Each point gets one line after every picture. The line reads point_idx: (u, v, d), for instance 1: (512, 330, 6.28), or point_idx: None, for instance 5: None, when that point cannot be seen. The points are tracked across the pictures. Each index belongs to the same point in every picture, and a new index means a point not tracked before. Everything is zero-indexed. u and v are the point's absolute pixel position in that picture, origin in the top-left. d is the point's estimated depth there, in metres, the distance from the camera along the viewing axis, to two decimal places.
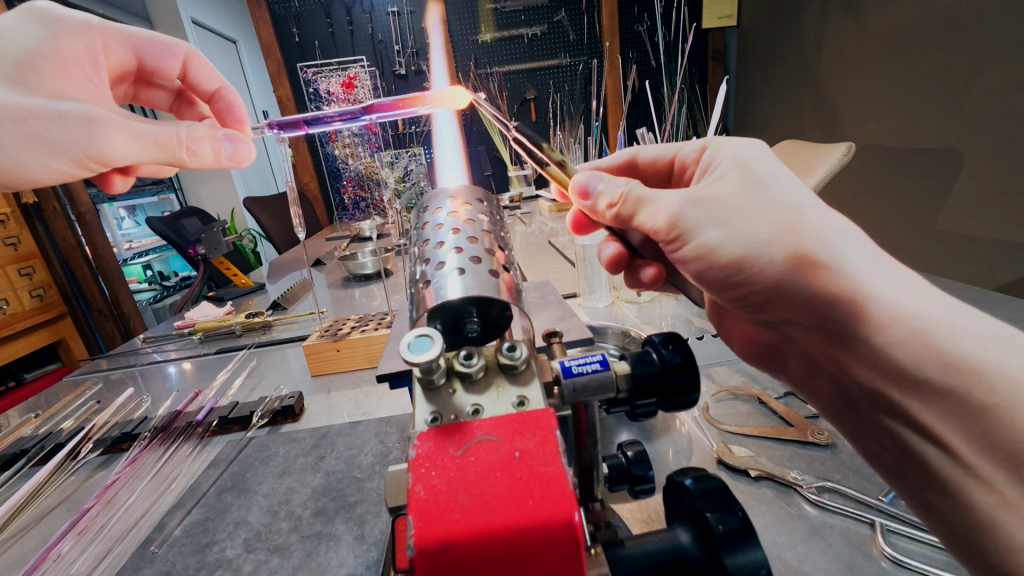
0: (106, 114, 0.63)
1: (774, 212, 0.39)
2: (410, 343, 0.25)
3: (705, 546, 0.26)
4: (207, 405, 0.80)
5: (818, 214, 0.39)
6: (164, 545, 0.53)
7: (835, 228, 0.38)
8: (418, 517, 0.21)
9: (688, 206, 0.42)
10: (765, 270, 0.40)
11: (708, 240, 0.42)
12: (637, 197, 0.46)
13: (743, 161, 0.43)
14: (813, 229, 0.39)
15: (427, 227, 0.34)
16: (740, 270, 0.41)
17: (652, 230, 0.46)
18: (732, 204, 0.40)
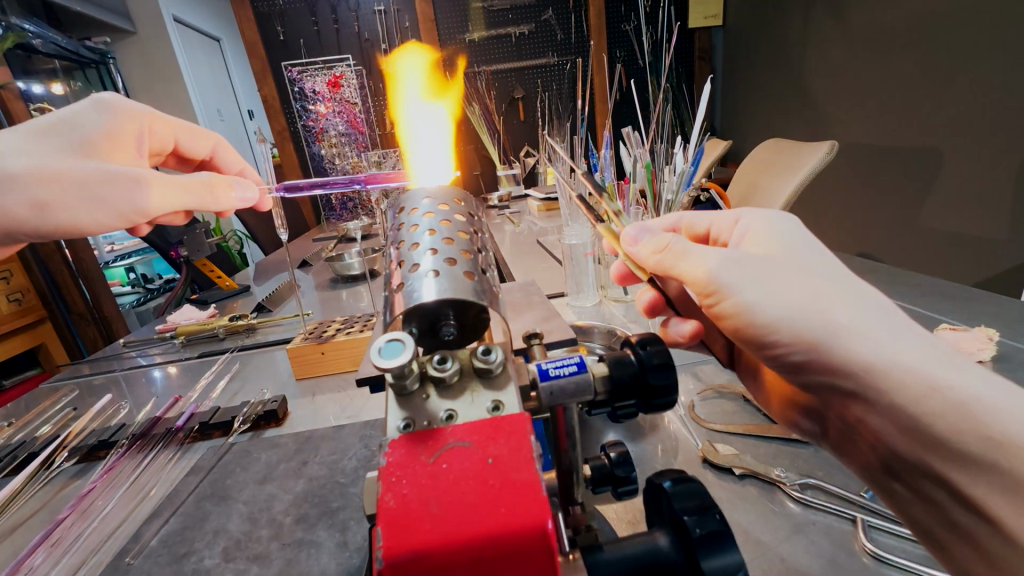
0: (146, 173, 0.68)
1: (818, 283, 0.39)
2: (381, 348, 0.24)
3: (683, 549, 0.26)
4: (187, 410, 0.78)
5: (856, 289, 0.39)
6: (140, 556, 0.51)
7: (874, 304, 0.38)
8: (387, 527, 0.20)
9: (731, 265, 0.41)
10: (800, 337, 0.39)
11: (747, 299, 0.40)
12: (680, 250, 0.45)
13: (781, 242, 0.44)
14: (850, 300, 0.38)
15: (403, 228, 0.33)
16: (774, 333, 0.39)
17: (689, 284, 0.44)
18: (778, 270, 0.40)
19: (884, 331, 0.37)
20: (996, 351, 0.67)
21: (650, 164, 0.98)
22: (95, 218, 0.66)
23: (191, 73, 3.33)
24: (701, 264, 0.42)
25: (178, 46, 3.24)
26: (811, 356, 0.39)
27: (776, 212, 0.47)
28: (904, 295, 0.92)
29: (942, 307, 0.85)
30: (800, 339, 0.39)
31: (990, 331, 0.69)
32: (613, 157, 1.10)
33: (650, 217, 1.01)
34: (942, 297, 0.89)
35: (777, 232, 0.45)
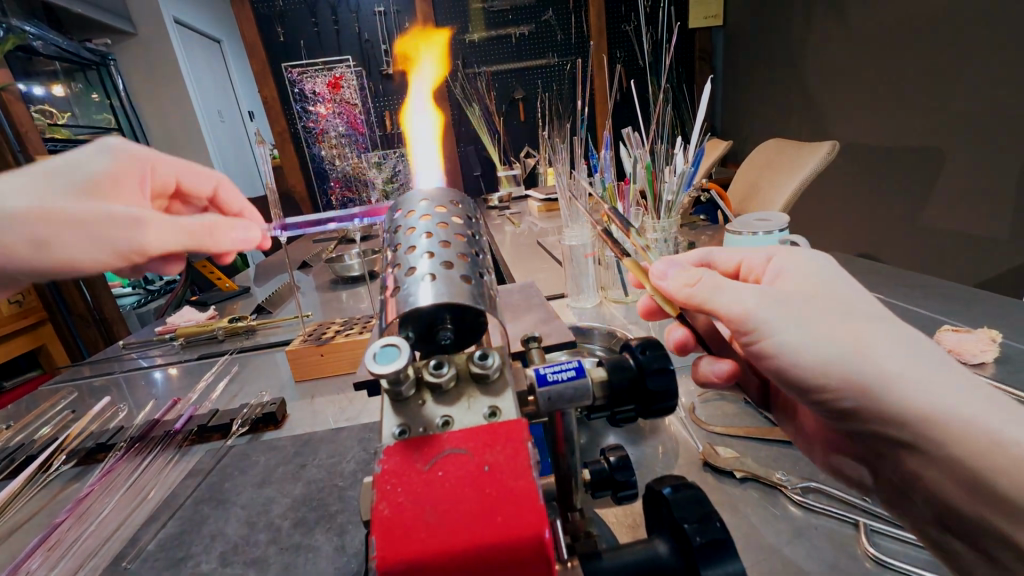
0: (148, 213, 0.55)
1: (864, 324, 0.38)
2: (376, 354, 0.24)
3: (683, 557, 0.25)
4: (186, 413, 0.78)
5: (902, 332, 0.38)
6: (137, 560, 0.51)
7: (921, 347, 0.37)
8: (382, 537, 0.20)
9: (773, 303, 0.39)
10: (848, 384, 0.38)
11: (791, 341, 0.39)
12: (715, 284, 0.41)
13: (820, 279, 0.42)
14: (897, 343, 0.37)
15: (400, 231, 0.33)
16: (822, 376, 0.38)
17: (725, 320, 0.41)
18: (824, 311, 0.39)
19: (934, 376, 0.36)
20: (999, 353, 0.67)
21: (650, 164, 0.97)
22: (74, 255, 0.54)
23: (191, 74, 3.33)
24: (739, 301, 0.40)
25: (178, 48, 3.24)
26: (863, 404, 0.38)
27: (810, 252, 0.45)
28: (906, 296, 0.92)
29: (944, 307, 0.85)
30: (850, 385, 0.37)
31: (993, 333, 0.68)
32: (613, 158, 1.10)
33: (650, 218, 1.01)
34: (943, 298, 0.89)
35: (813, 270, 0.43)
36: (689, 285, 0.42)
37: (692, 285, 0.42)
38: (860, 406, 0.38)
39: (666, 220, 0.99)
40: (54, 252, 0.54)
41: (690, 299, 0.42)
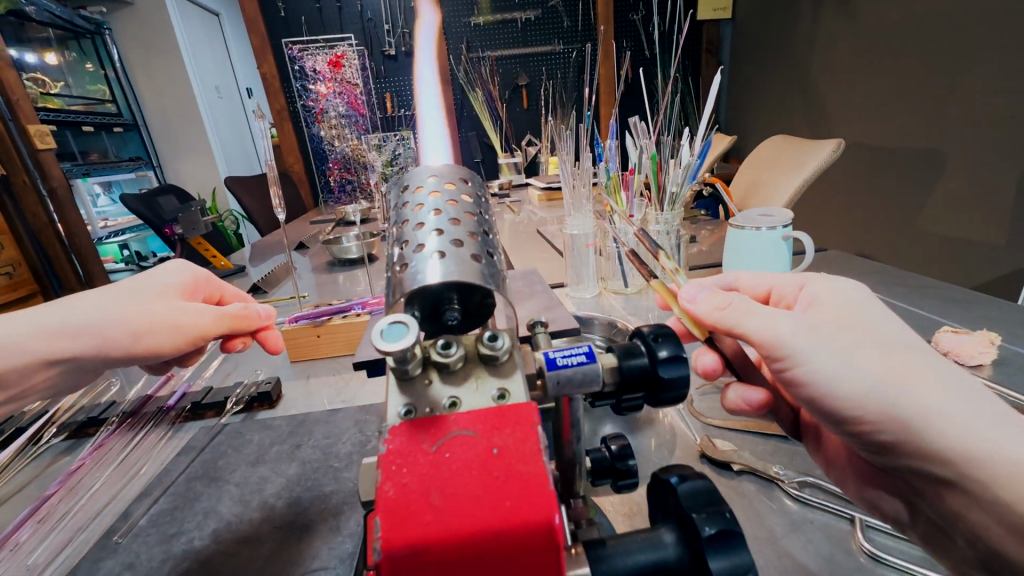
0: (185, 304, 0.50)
1: (904, 360, 0.36)
2: (383, 331, 0.23)
3: (690, 549, 0.25)
4: (180, 390, 0.77)
5: (938, 363, 0.37)
6: (128, 535, 0.51)
7: (958, 379, 0.36)
8: (385, 519, 0.19)
9: (805, 332, 0.38)
10: (888, 419, 0.36)
11: (825, 372, 0.38)
12: (745, 308, 0.40)
13: (857, 305, 0.40)
14: (934, 376, 0.36)
15: (407, 208, 0.32)
16: (859, 409, 0.37)
17: (757, 346, 0.40)
18: (861, 343, 0.37)
19: (975, 412, 0.35)
20: (997, 355, 0.67)
21: (655, 155, 0.96)
22: (107, 331, 0.46)
23: (189, 47, 3.26)
24: (771, 327, 0.39)
25: (175, 20, 3.17)
26: (901, 438, 0.37)
27: (840, 278, 0.43)
28: (905, 297, 0.91)
29: (943, 309, 0.85)
30: (886, 418, 0.36)
31: (992, 335, 0.68)
32: (618, 147, 1.08)
33: (653, 209, 0.99)
34: (942, 300, 0.89)
35: (849, 295, 0.41)
36: (718, 309, 0.41)
37: (722, 309, 0.41)
38: (896, 441, 0.37)
39: (669, 213, 0.98)
40: (85, 326, 0.45)
41: (719, 324, 0.41)
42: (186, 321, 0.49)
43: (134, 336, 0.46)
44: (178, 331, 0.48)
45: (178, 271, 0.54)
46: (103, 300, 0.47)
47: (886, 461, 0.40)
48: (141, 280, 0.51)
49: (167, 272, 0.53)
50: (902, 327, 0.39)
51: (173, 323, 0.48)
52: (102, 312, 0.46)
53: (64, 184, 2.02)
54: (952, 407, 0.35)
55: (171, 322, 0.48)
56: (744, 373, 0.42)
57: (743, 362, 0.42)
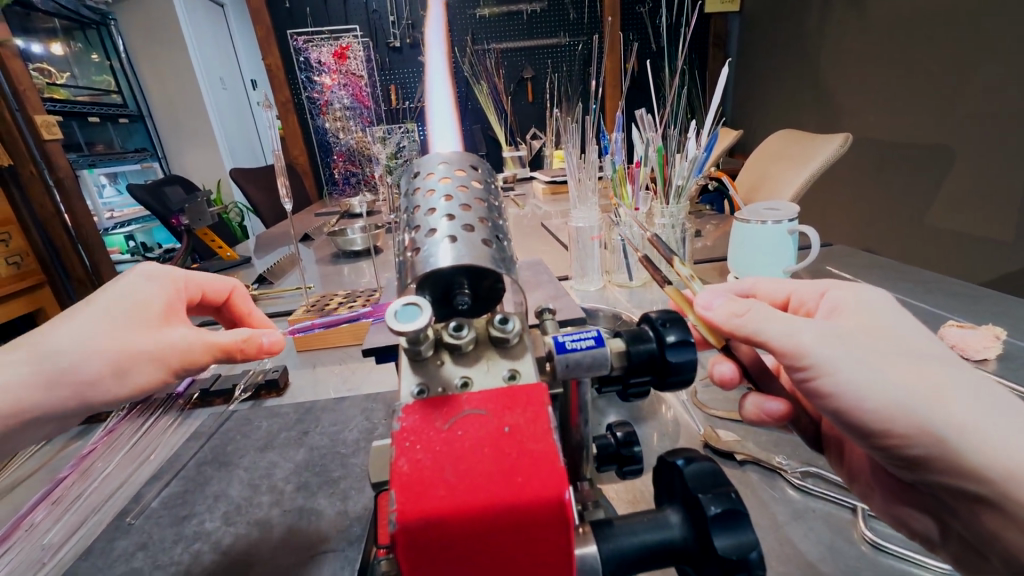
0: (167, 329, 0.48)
1: (939, 375, 0.36)
2: (397, 312, 0.24)
3: (695, 530, 0.25)
4: (188, 377, 0.78)
5: (968, 371, 0.36)
6: (140, 516, 0.52)
7: (987, 390, 0.36)
8: (401, 492, 0.20)
9: (831, 343, 0.38)
10: (919, 433, 0.36)
11: (852, 383, 0.37)
12: (767, 315, 0.40)
13: (882, 314, 0.41)
14: (964, 387, 0.36)
15: (418, 193, 0.32)
16: (889, 423, 0.37)
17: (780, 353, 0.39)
18: (892, 355, 0.37)
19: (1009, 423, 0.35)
20: (1001, 350, 0.67)
21: (661, 147, 0.96)
22: (85, 371, 0.44)
23: (193, 37, 3.25)
24: (793, 335, 0.39)
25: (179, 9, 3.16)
26: (933, 452, 0.37)
27: (866, 287, 0.44)
28: (911, 292, 0.91)
29: (948, 304, 0.85)
30: (918, 432, 0.36)
31: (997, 330, 0.68)
32: (623, 140, 1.08)
33: (659, 203, 1.00)
34: (947, 294, 0.89)
35: (871, 305, 0.42)
36: (737, 313, 0.40)
37: (741, 315, 0.40)
38: (929, 455, 0.37)
39: (675, 206, 0.98)
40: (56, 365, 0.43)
41: (738, 331, 0.40)
42: (168, 347, 0.47)
43: (117, 371, 0.45)
44: (160, 360, 0.47)
45: (157, 285, 0.51)
46: (79, 330, 0.45)
47: (905, 471, 0.40)
48: (120, 300, 0.48)
49: (144, 286, 0.50)
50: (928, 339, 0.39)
51: (157, 355, 0.47)
52: (76, 348, 0.44)
53: (69, 175, 2.05)
54: (984, 419, 0.35)
55: (152, 352, 0.46)
56: (761, 381, 0.41)
57: (760, 370, 0.41)
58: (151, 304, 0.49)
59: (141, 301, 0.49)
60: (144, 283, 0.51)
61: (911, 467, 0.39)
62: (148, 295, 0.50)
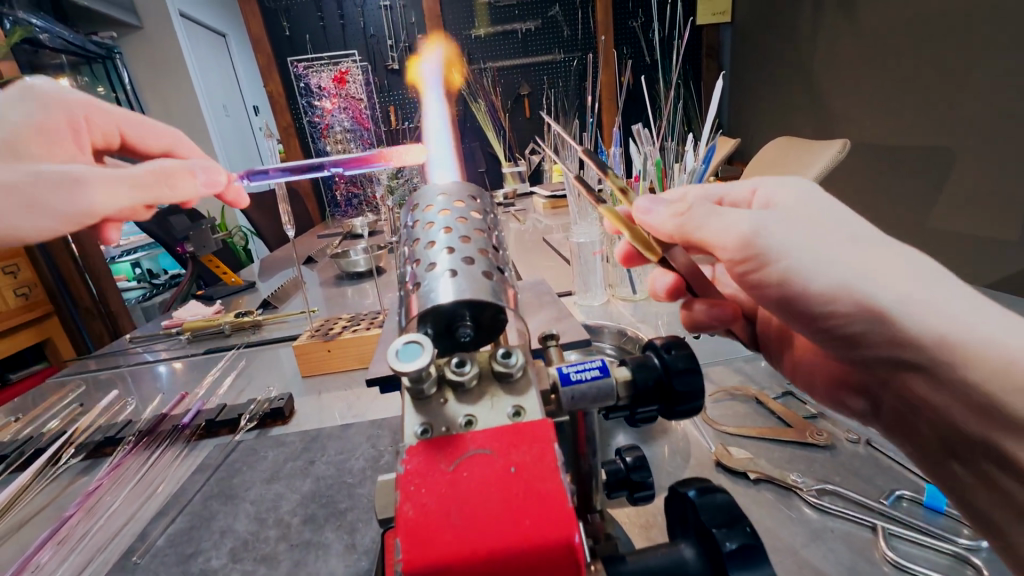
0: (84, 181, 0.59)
1: (866, 249, 0.39)
2: (398, 351, 0.23)
3: (711, 565, 0.25)
4: (194, 407, 0.78)
5: (898, 252, 0.39)
6: (146, 555, 0.51)
7: (938, 275, 0.38)
8: (406, 540, 0.19)
9: (767, 230, 0.41)
10: (859, 309, 0.39)
11: (795, 265, 0.41)
12: (707, 215, 0.44)
13: (810, 197, 0.44)
14: (911, 267, 0.38)
15: (418, 226, 0.32)
16: (833, 302, 0.40)
17: (723, 251, 0.44)
18: (821, 237, 0.41)
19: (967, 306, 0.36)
20: None
21: (660, 161, 0.96)
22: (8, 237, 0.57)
23: (195, 68, 3.33)
24: (732, 228, 0.43)
25: (182, 40, 3.23)
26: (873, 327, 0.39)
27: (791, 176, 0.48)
28: None
29: None
30: (858, 308, 0.39)
31: None
32: (622, 154, 1.09)
33: None
34: None
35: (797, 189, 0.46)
36: (680, 214, 0.45)
37: (682, 214, 0.44)
38: (870, 330, 0.40)
39: None
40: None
41: (683, 229, 0.45)
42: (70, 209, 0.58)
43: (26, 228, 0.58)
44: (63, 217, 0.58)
45: (51, 111, 0.65)
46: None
47: (855, 351, 0.43)
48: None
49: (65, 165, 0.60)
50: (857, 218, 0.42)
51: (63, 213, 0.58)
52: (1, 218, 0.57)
53: None
54: (937, 298, 0.37)
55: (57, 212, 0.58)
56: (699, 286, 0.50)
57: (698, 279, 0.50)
58: (52, 125, 0.64)
59: (38, 120, 0.63)
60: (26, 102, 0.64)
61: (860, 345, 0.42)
62: (50, 119, 0.64)
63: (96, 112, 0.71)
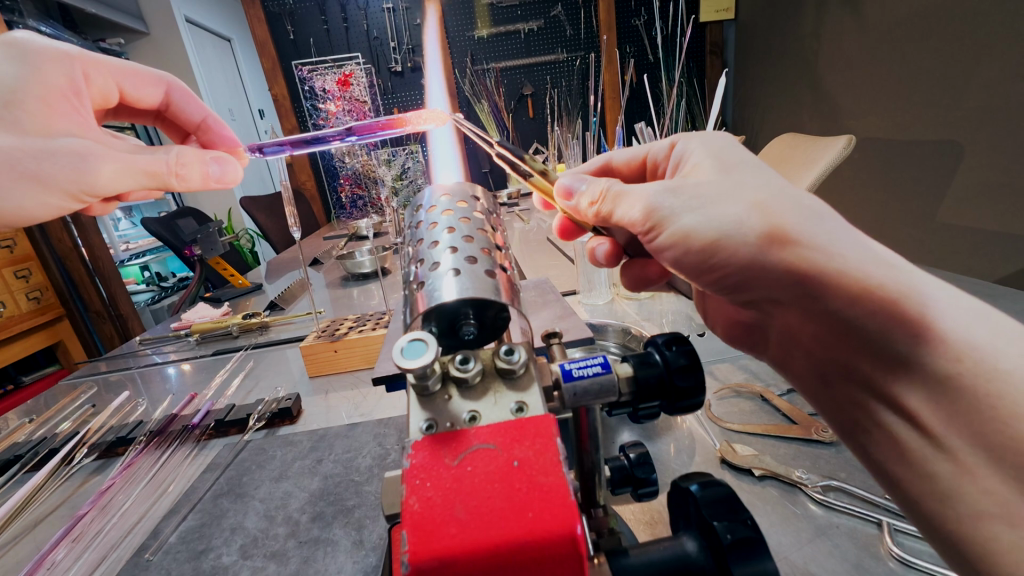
0: (92, 154, 0.64)
1: (746, 193, 0.38)
2: (403, 348, 0.24)
3: (713, 556, 0.25)
4: (203, 408, 0.79)
5: (782, 192, 0.38)
6: (159, 552, 0.52)
7: (818, 211, 0.38)
8: (413, 532, 0.20)
9: (663, 195, 0.41)
10: (735, 259, 0.39)
11: (684, 226, 0.40)
12: (615, 193, 0.45)
13: (716, 153, 0.43)
14: (796, 205, 0.38)
15: (421, 227, 0.33)
16: (716, 256, 0.40)
17: (630, 224, 0.45)
18: (707, 189, 0.40)
19: (842, 241, 0.36)
20: None
21: None
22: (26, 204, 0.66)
23: (201, 72, 3.36)
24: (635, 203, 0.43)
25: (188, 46, 3.26)
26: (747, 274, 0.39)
27: (714, 133, 0.46)
28: None
29: None
30: (735, 260, 0.39)
31: None
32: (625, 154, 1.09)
33: None
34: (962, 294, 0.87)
35: (708, 147, 0.45)
36: (594, 199, 0.48)
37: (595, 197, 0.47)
38: (746, 277, 0.40)
39: None
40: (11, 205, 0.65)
41: (599, 209, 0.47)
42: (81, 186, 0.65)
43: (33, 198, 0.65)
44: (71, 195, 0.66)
45: (54, 70, 0.66)
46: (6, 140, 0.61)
47: (738, 295, 0.44)
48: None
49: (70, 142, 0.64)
50: (758, 168, 0.41)
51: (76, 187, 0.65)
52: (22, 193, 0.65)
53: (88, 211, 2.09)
54: (820, 234, 0.36)
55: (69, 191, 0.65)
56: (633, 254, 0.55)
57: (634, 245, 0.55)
58: (53, 82, 0.66)
59: (45, 81, 0.64)
60: (20, 55, 0.65)
61: (738, 291, 0.43)
62: (53, 78, 0.66)
63: (91, 64, 0.72)
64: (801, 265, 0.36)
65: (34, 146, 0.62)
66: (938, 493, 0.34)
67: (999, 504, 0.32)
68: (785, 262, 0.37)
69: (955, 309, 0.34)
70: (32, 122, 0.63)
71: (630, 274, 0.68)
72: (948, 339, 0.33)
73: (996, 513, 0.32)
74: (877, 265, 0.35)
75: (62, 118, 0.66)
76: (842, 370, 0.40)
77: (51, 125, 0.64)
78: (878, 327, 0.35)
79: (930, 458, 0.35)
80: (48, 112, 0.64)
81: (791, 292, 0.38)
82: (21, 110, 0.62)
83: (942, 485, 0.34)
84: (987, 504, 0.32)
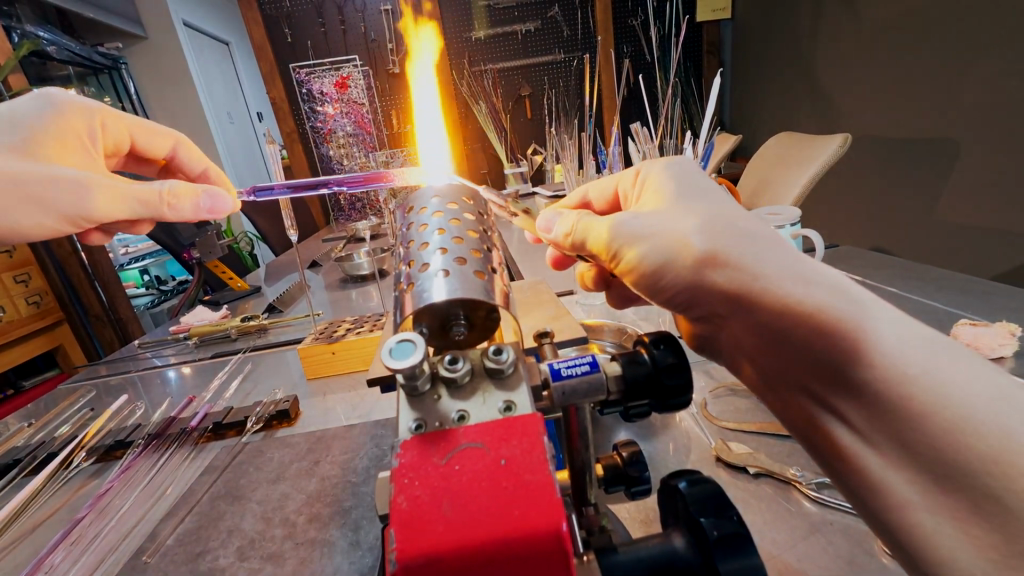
0: (94, 179, 0.65)
1: (688, 218, 0.39)
2: (392, 349, 0.24)
3: (701, 552, 0.25)
4: (201, 411, 0.79)
5: (721, 214, 0.39)
6: (157, 554, 0.52)
7: (754, 233, 0.38)
8: (400, 530, 0.20)
9: (617, 224, 0.42)
10: (679, 280, 0.40)
11: (637, 252, 0.41)
12: (582, 223, 0.46)
13: (670, 178, 0.44)
14: (735, 228, 0.38)
15: (413, 227, 0.33)
16: (664, 279, 0.40)
17: (594, 252, 0.45)
18: (654, 216, 0.41)
19: (775, 260, 0.37)
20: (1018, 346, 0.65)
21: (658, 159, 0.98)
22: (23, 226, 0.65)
23: (200, 76, 3.37)
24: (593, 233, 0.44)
25: (186, 49, 3.27)
26: (690, 292, 0.40)
27: (673, 160, 0.47)
28: (920, 289, 0.90)
29: (959, 300, 0.83)
30: (679, 281, 0.40)
31: (1012, 326, 0.67)
32: (620, 153, 1.09)
33: None
34: (957, 291, 0.87)
35: (665, 175, 0.45)
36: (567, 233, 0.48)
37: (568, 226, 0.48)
38: (691, 297, 0.40)
39: None
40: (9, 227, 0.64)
41: (567, 237, 0.48)
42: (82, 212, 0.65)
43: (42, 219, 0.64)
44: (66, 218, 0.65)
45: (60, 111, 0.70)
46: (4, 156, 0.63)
47: (689, 312, 0.43)
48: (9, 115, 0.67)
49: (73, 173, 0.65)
50: (708, 192, 0.42)
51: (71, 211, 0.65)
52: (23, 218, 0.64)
53: None
54: (747, 254, 0.37)
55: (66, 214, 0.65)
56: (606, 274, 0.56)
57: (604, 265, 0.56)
58: (71, 125, 0.70)
59: (62, 122, 0.69)
60: (47, 102, 0.71)
61: (687, 309, 0.43)
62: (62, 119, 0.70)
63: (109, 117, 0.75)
64: (735, 286, 0.37)
65: (41, 173, 0.63)
66: (867, 484, 0.33)
67: (919, 491, 0.31)
68: (723, 282, 0.37)
69: (874, 316, 0.34)
70: (45, 153, 0.66)
71: (613, 291, 0.68)
72: (863, 345, 0.32)
73: (920, 501, 0.31)
74: (801, 281, 0.36)
75: (73, 156, 0.69)
76: (783, 380, 0.38)
77: (61, 158, 0.68)
78: (805, 338, 0.35)
79: (858, 456, 0.33)
80: (60, 149, 0.68)
81: (730, 309, 0.38)
82: (38, 142, 0.66)
83: (873, 483, 0.32)
84: (910, 494, 0.31)
